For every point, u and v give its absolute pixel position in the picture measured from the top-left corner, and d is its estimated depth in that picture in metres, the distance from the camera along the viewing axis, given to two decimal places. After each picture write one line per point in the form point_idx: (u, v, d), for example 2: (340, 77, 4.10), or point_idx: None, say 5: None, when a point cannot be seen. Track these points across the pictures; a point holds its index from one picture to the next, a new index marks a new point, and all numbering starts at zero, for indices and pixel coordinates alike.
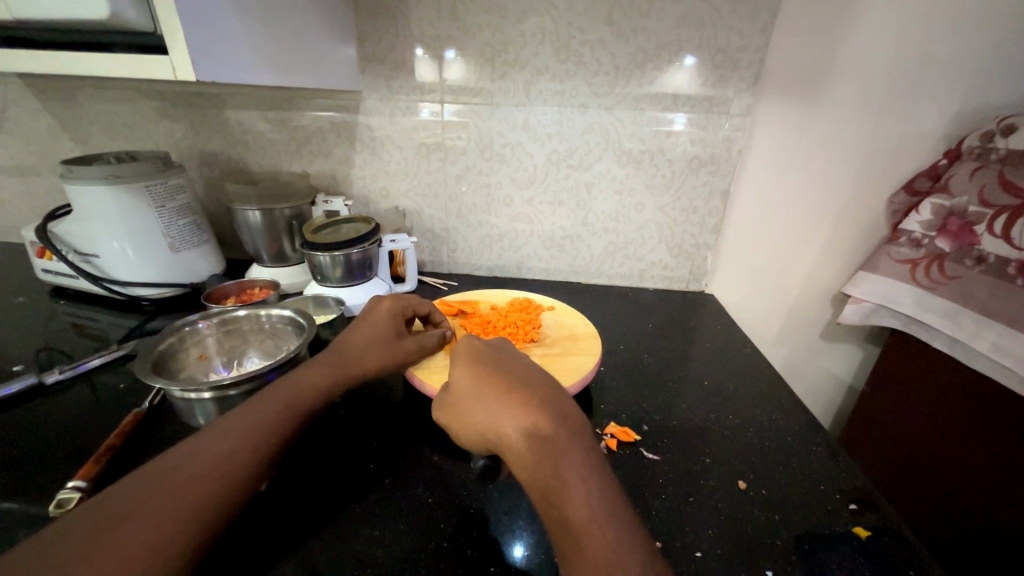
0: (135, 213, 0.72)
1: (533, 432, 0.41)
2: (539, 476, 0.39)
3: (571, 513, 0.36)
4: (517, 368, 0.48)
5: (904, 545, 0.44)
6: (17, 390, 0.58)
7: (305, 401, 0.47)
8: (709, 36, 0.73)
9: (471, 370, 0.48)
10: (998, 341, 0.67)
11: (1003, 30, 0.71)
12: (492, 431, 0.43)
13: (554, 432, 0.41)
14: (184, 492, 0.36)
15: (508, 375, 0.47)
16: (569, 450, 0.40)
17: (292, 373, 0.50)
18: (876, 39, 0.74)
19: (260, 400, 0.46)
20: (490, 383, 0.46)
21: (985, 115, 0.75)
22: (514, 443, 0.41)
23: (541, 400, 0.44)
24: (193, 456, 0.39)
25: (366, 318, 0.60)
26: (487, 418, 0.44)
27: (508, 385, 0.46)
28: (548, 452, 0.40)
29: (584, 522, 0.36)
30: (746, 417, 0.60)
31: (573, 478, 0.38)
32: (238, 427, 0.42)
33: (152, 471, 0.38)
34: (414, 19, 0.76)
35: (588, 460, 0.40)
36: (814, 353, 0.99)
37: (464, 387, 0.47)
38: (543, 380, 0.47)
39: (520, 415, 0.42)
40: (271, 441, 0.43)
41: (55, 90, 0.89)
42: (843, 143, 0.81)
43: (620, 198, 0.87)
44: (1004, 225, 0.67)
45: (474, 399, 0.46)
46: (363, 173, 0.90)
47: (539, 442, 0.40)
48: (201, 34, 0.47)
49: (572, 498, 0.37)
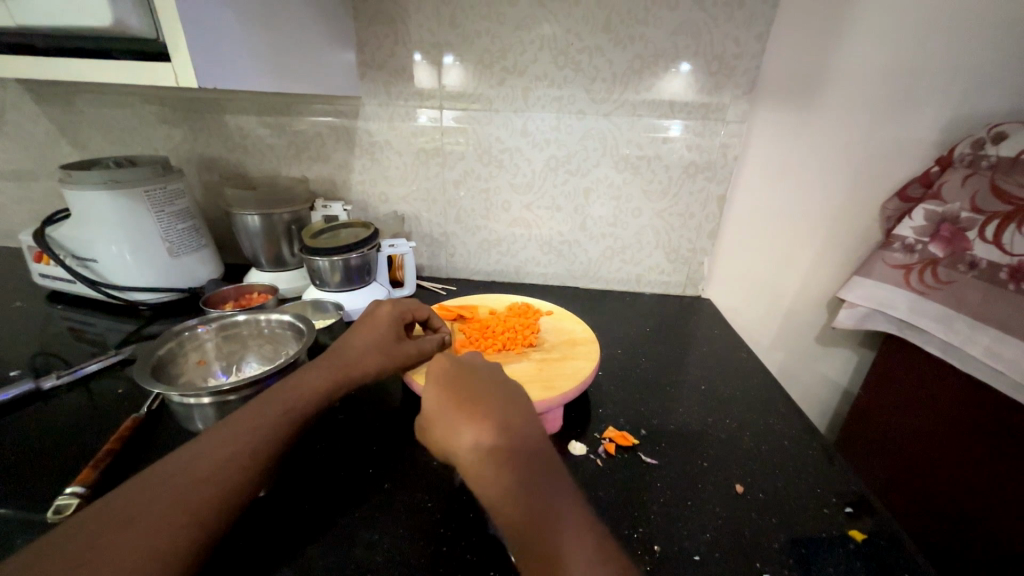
0: (135, 217, 0.72)
1: (489, 445, 0.41)
2: (494, 486, 0.39)
3: (525, 522, 0.36)
4: (480, 378, 0.49)
5: (899, 548, 0.44)
6: (14, 395, 0.57)
7: (303, 405, 0.48)
8: (705, 44, 0.74)
9: (432, 382, 0.49)
10: (991, 346, 0.68)
11: (993, 39, 0.72)
12: (452, 445, 0.43)
13: (509, 444, 0.42)
14: (185, 499, 0.36)
15: (470, 386, 0.48)
16: (524, 460, 0.40)
17: (291, 377, 0.51)
18: (868, 48, 0.75)
19: (260, 403, 0.46)
20: (451, 396, 0.47)
21: (976, 122, 0.76)
22: (471, 459, 0.42)
23: (501, 411, 0.45)
24: (193, 461, 0.39)
25: (363, 322, 0.60)
26: (446, 431, 0.44)
27: (467, 397, 0.46)
28: (503, 464, 0.40)
29: (536, 529, 0.35)
30: (742, 422, 0.61)
31: (528, 488, 0.38)
32: (237, 432, 0.42)
33: (152, 477, 0.38)
34: (414, 26, 0.77)
35: (543, 470, 0.40)
36: (810, 357, 1.00)
37: (427, 402, 0.47)
38: (507, 391, 0.48)
39: (475, 430, 0.43)
40: (269, 444, 0.43)
41: (54, 94, 0.89)
42: (838, 150, 0.82)
43: (618, 203, 0.88)
44: (995, 231, 0.68)
45: (434, 412, 0.46)
46: (362, 178, 0.90)
47: (495, 455, 0.41)
48: (203, 41, 0.48)
49: (527, 507, 0.37)
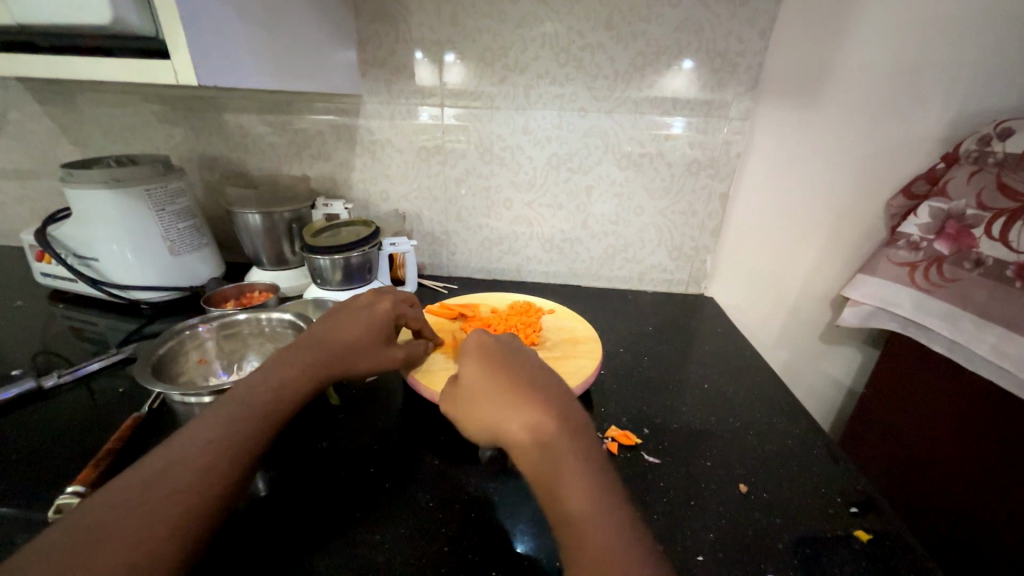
0: (136, 217, 0.72)
1: (537, 431, 0.41)
2: (546, 476, 0.39)
3: (574, 511, 0.36)
4: (526, 365, 0.48)
5: (905, 547, 0.44)
6: (15, 394, 0.57)
7: (286, 403, 0.46)
8: (708, 40, 0.74)
9: (479, 366, 0.48)
10: (997, 344, 0.67)
11: (999, 36, 0.72)
12: (500, 428, 0.43)
13: (556, 431, 0.41)
14: (164, 510, 0.35)
15: (516, 372, 0.47)
16: (571, 447, 0.40)
17: (268, 370, 0.48)
18: (873, 44, 0.75)
19: (237, 402, 0.44)
20: (501, 379, 0.46)
21: (982, 118, 0.76)
22: (519, 442, 0.42)
23: (550, 397, 0.44)
24: (171, 469, 0.38)
25: (358, 314, 0.57)
26: (501, 413, 0.43)
27: (516, 382, 0.45)
28: (550, 451, 0.40)
29: (590, 516, 0.36)
30: (746, 421, 0.60)
31: (573, 477, 0.38)
32: (211, 437, 0.41)
33: (129, 486, 0.37)
34: (414, 24, 0.76)
35: (590, 461, 0.39)
36: (814, 356, 0.99)
37: (472, 382, 0.47)
38: (556, 382, 0.47)
39: (524, 414, 0.42)
40: (247, 446, 0.41)
41: (55, 94, 0.89)
42: (841, 147, 0.81)
43: (620, 200, 0.87)
44: (1002, 228, 0.68)
45: (488, 400, 0.45)
46: (363, 176, 0.90)
47: (543, 441, 0.41)
48: (203, 37, 0.48)
49: (577, 496, 0.37)
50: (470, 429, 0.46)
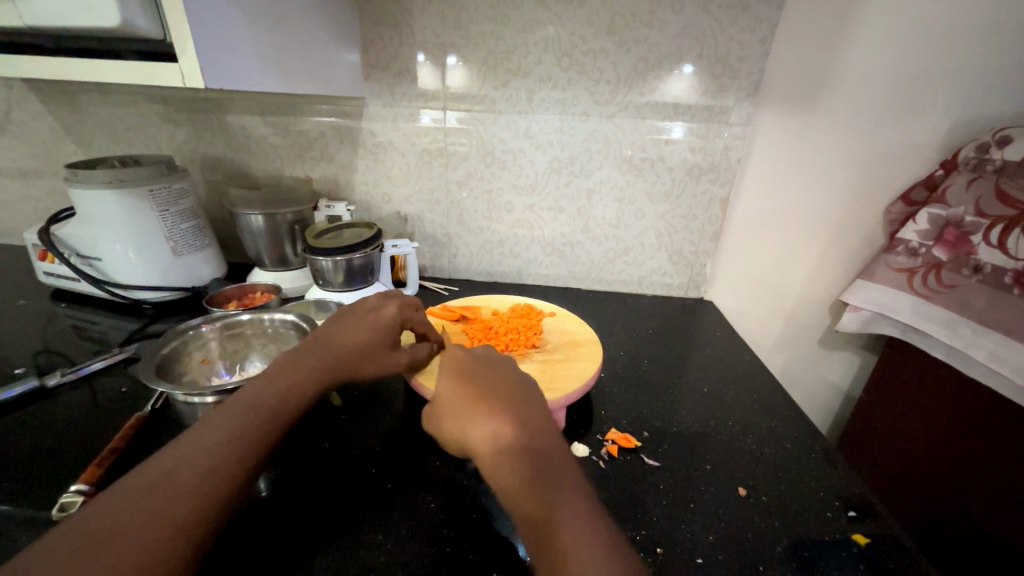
0: (139, 217, 0.73)
1: (505, 436, 0.42)
2: (509, 483, 0.39)
3: (536, 515, 0.36)
4: (498, 377, 0.49)
5: (901, 551, 0.44)
6: (19, 392, 0.58)
7: (289, 407, 0.46)
8: (709, 47, 0.74)
9: (452, 378, 0.49)
10: (996, 350, 0.68)
11: (997, 44, 0.72)
12: (466, 438, 0.44)
13: (517, 440, 0.41)
14: (167, 512, 0.36)
15: (485, 383, 0.48)
16: (524, 455, 0.40)
17: (273, 374, 0.49)
18: (873, 51, 0.75)
19: (241, 405, 0.45)
20: (472, 390, 0.47)
21: (981, 125, 0.76)
22: (484, 450, 0.42)
23: (519, 407, 0.45)
24: (176, 470, 0.38)
25: (364, 319, 0.57)
26: (467, 424, 0.44)
27: (486, 393, 0.46)
28: (505, 461, 0.40)
29: (548, 519, 0.36)
30: (744, 425, 0.61)
31: (531, 482, 0.38)
32: (217, 439, 0.41)
33: (135, 487, 0.37)
34: (418, 27, 0.77)
35: (551, 466, 0.39)
36: (812, 360, 1.00)
37: (443, 394, 0.48)
38: (525, 392, 0.47)
39: (487, 424, 0.43)
40: (252, 449, 0.42)
41: (60, 94, 0.90)
42: (840, 153, 0.82)
43: (621, 204, 0.88)
44: (1000, 235, 0.68)
45: (456, 411, 0.46)
46: (365, 178, 0.90)
47: (499, 452, 0.41)
48: (210, 40, 0.48)
49: (535, 499, 0.37)
50: (443, 441, 0.47)
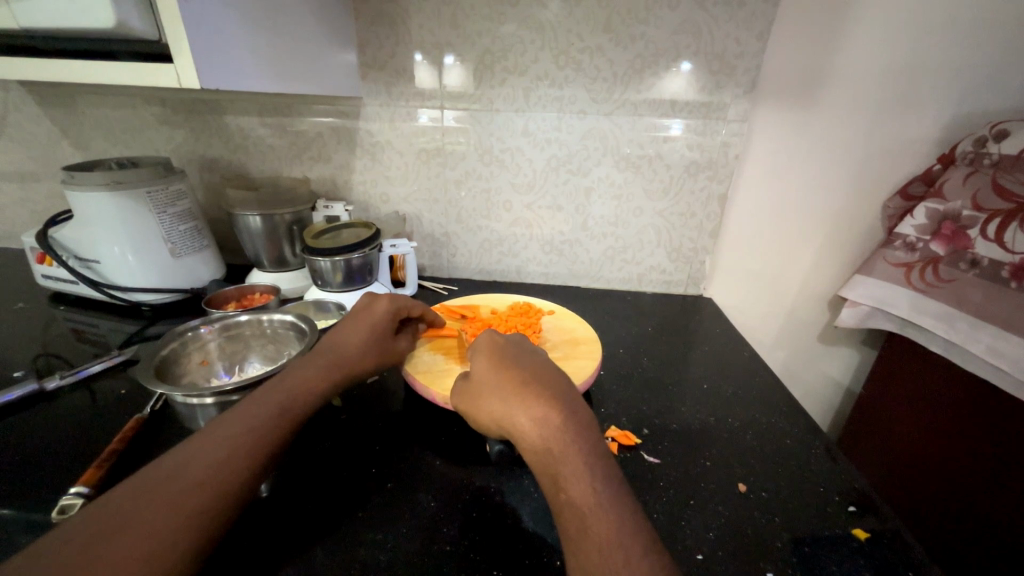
0: (136, 219, 0.73)
1: (553, 421, 0.41)
2: (558, 469, 0.39)
3: (579, 506, 0.37)
4: (532, 361, 0.49)
5: (901, 545, 0.44)
6: (17, 396, 0.58)
7: (299, 407, 0.47)
8: (706, 43, 0.74)
9: (492, 360, 0.49)
10: (993, 344, 0.68)
11: (992, 40, 0.73)
12: (507, 420, 0.43)
13: (564, 425, 0.41)
14: (178, 503, 0.35)
15: (526, 368, 0.47)
16: (570, 442, 0.40)
17: (286, 375, 0.49)
18: (869, 47, 0.75)
19: (252, 403, 0.45)
20: (504, 375, 0.46)
21: (975, 121, 0.76)
22: (528, 433, 0.42)
23: (552, 391, 0.44)
24: (188, 463, 0.38)
25: (361, 316, 0.59)
26: (511, 407, 0.43)
27: (522, 378, 0.46)
28: (551, 448, 0.40)
29: (591, 513, 0.36)
30: (745, 421, 0.61)
31: (576, 471, 0.38)
32: (229, 433, 0.41)
33: (146, 479, 0.37)
34: (414, 26, 0.77)
35: (597, 456, 0.40)
36: (812, 356, 1.00)
37: (484, 375, 0.48)
38: (561, 377, 0.47)
39: (533, 407, 0.43)
40: (262, 443, 0.42)
41: (56, 97, 0.89)
42: (838, 148, 0.82)
43: (619, 202, 0.88)
44: (997, 229, 0.68)
45: (497, 392, 0.45)
46: (363, 178, 0.90)
47: (545, 437, 0.41)
48: (206, 41, 0.48)
49: (582, 488, 0.38)
50: (478, 423, 0.47)
